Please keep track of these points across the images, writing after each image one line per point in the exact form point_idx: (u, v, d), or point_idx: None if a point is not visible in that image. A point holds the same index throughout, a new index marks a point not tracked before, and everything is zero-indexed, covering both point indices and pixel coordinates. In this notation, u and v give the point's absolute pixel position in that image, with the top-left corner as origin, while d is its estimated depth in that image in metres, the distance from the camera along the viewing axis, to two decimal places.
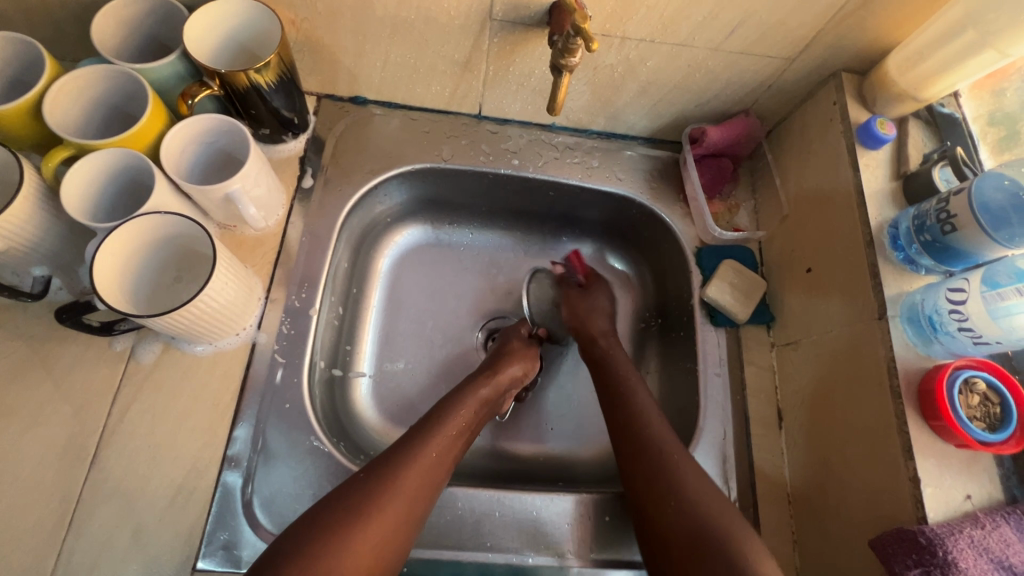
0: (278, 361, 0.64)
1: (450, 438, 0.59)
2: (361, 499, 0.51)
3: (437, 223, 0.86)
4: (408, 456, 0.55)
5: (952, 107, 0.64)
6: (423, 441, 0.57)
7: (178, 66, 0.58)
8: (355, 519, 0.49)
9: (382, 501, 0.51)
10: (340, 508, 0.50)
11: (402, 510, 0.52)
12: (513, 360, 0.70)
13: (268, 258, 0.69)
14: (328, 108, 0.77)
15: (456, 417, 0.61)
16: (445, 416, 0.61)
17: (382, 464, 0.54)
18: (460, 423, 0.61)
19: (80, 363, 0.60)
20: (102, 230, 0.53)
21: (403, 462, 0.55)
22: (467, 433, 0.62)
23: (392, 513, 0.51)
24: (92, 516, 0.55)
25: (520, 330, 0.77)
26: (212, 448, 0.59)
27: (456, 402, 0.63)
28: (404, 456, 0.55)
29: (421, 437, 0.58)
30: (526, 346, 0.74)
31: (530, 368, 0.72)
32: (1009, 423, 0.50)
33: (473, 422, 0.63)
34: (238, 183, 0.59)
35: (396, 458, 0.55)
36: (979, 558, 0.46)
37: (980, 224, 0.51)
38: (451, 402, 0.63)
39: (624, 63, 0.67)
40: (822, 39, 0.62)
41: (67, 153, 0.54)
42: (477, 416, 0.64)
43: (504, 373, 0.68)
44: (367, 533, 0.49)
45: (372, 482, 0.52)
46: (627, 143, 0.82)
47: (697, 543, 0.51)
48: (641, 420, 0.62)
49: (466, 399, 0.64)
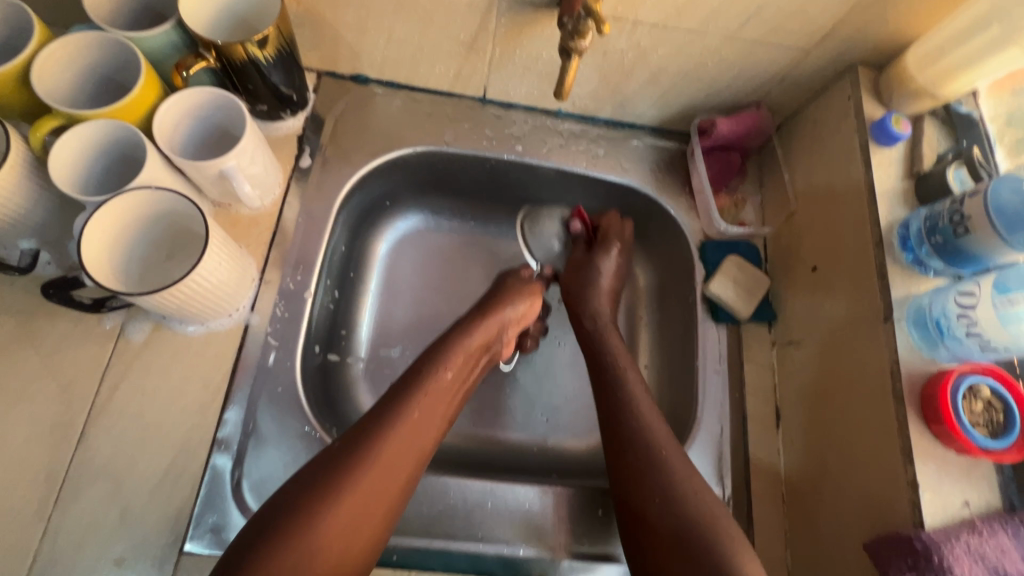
0: (272, 344, 0.63)
1: (437, 389, 0.58)
2: (347, 458, 0.50)
3: (436, 209, 0.84)
4: (396, 411, 0.55)
5: (971, 106, 0.61)
6: (403, 404, 0.55)
7: (173, 36, 0.56)
8: (342, 478, 0.49)
9: (371, 458, 0.51)
10: (320, 478, 0.49)
11: (395, 464, 0.52)
12: (504, 303, 0.68)
13: (262, 238, 0.67)
14: (328, 86, 0.75)
15: (441, 371, 0.59)
16: (433, 366, 0.59)
17: (370, 421, 0.54)
18: (447, 372, 0.60)
19: (68, 339, 0.59)
20: (92, 204, 0.52)
21: (390, 416, 0.54)
22: (458, 381, 0.61)
23: (382, 470, 0.51)
24: (79, 496, 0.54)
25: (521, 271, 0.74)
26: (202, 430, 0.58)
27: (444, 351, 0.61)
28: (384, 424, 0.53)
29: (408, 390, 0.57)
30: (525, 283, 0.72)
31: (526, 308, 0.70)
32: (1011, 430, 0.50)
33: (465, 369, 0.62)
34: (233, 159, 0.57)
35: (382, 413, 0.54)
36: (975, 565, 0.45)
37: (994, 227, 0.50)
38: (437, 352, 0.61)
39: (634, 48, 0.65)
40: (841, 30, 0.60)
41: (56, 123, 0.52)
42: (465, 368, 0.62)
43: (495, 316, 0.66)
44: (358, 491, 0.49)
45: (359, 439, 0.52)
46: (634, 132, 0.79)
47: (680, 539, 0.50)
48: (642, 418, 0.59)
49: (453, 347, 0.62)
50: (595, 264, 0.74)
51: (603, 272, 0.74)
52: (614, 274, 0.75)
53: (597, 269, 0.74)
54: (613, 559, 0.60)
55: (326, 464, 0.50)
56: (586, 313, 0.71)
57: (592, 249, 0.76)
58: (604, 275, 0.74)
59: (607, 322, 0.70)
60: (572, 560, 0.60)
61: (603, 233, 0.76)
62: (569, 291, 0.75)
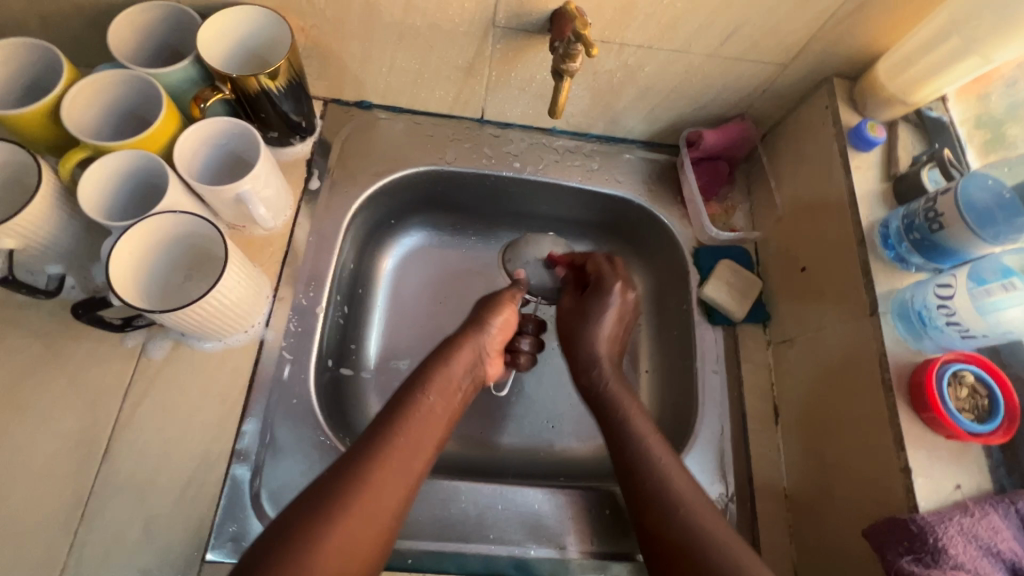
0: (286, 358, 0.66)
1: (421, 416, 0.59)
2: (341, 480, 0.52)
3: (439, 225, 0.87)
4: (380, 439, 0.56)
5: (940, 111, 0.66)
6: (387, 430, 0.57)
7: (191, 71, 0.60)
8: (334, 507, 0.50)
9: (363, 483, 0.52)
10: (310, 504, 0.50)
11: (381, 490, 0.53)
12: (481, 329, 0.68)
13: (275, 257, 0.70)
14: (334, 112, 0.79)
15: (423, 399, 0.60)
16: (417, 396, 0.60)
17: (356, 452, 0.55)
18: (428, 398, 0.61)
19: (93, 358, 0.62)
20: (117, 229, 0.55)
21: (378, 447, 0.55)
22: (448, 409, 0.62)
23: (371, 496, 0.52)
24: (104, 508, 0.56)
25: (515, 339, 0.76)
26: (221, 442, 0.61)
27: (424, 378, 0.62)
28: (370, 451, 0.54)
29: (394, 416, 0.58)
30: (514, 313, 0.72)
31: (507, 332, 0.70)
32: (996, 415, 0.52)
33: (445, 397, 0.62)
34: (248, 183, 0.60)
35: (368, 444, 0.55)
36: (969, 545, 0.47)
37: (966, 223, 0.53)
38: (419, 379, 0.62)
39: (622, 68, 0.69)
40: (815, 45, 0.64)
41: (84, 155, 0.56)
42: (447, 393, 0.63)
43: (473, 341, 0.67)
44: (350, 522, 0.50)
45: (348, 465, 0.53)
46: (625, 146, 0.83)
47: (687, 551, 0.53)
48: (646, 450, 0.60)
49: (434, 375, 0.63)
50: (594, 310, 0.72)
51: (603, 317, 0.72)
52: (616, 319, 0.73)
53: (602, 313, 0.72)
54: (624, 558, 0.62)
55: (320, 490, 0.51)
56: (581, 355, 0.71)
57: (588, 293, 0.74)
58: (605, 319, 0.72)
59: (606, 372, 0.70)
60: (584, 559, 0.61)
61: (598, 277, 0.74)
62: (566, 335, 0.74)
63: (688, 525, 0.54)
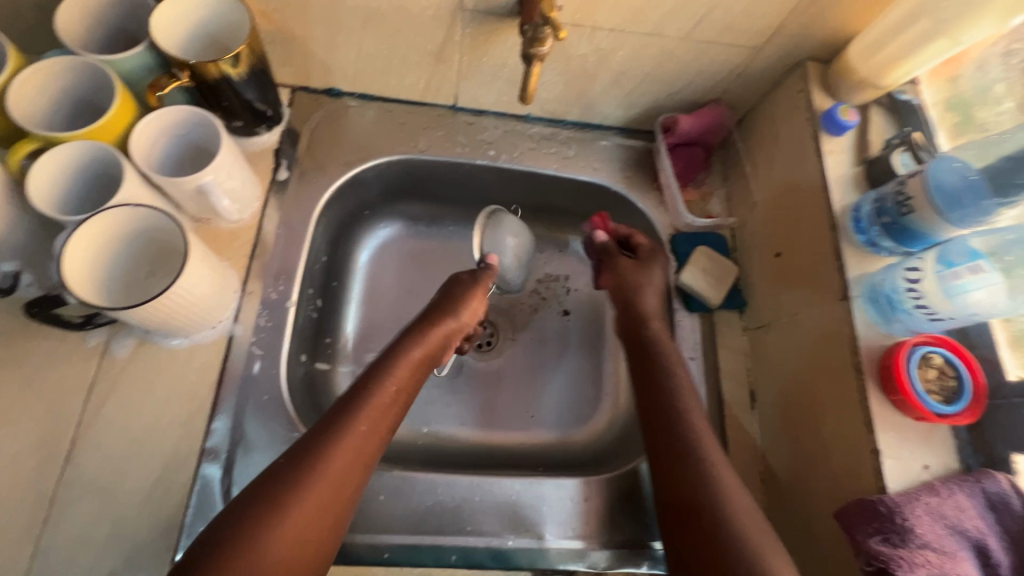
0: (256, 353, 0.65)
1: (385, 399, 0.56)
2: (298, 467, 0.49)
3: (415, 215, 0.86)
4: (341, 422, 0.53)
5: (911, 94, 0.65)
6: (350, 413, 0.54)
7: (146, 57, 0.58)
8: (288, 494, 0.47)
9: (321, 469, 0.49)
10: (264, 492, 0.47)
11: (340, 477, 0.50)
12: (445, 315, 0.65)
13: (243, 251, 0.68)
14: (302, 101, 0.77)
15: (387, 381, 0.57)
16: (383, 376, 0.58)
17: (315, 436, 0.51)
18: (393, 382, 0.58)
19: (53, 358, 0.60)
20: (72, 223, 0.53)
21: (339, 429, 0.52)
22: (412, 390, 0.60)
23: (328, 482, 0.49)
24: (69, 512, 0.55)
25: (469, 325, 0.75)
26: (190, 441, 0.59)
27: (387, 362, 0.59)
28: (328, 436, 0.51)
29: (356, 399, 0.55)
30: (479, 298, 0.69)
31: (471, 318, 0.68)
32: (963, 396, 0.53)
33: (409, 382, 0.60)
34: (210, 174, 0.58)
35: (327, 428, 0.52)
36: (935, 524, 0.48)
37: (934, 207, 0.53)
38: (382, 362, 0.59)
39: (595, 52, 0.67)
40: (787, 27, 0.64)
41: (33, 147, 0.54)
42: (413, 377, 0.60)
43: (438, 328, 0.64)
44: (306, 508, 0.47)
45: (308, 451, 0.50)
46: (602, 133, 0.82)
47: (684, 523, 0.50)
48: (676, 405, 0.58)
49: (399, 358, 0.60)
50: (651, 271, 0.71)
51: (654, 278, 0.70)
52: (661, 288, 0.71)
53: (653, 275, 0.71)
54: (604, 545, 0.62)
55: (275, 476, 0.48)
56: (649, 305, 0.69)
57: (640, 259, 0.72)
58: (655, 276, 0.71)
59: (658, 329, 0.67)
60: (562, 547, 0.62)
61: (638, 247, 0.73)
62: (623, 294, 0.71)
63: (707, 463, 0.53)
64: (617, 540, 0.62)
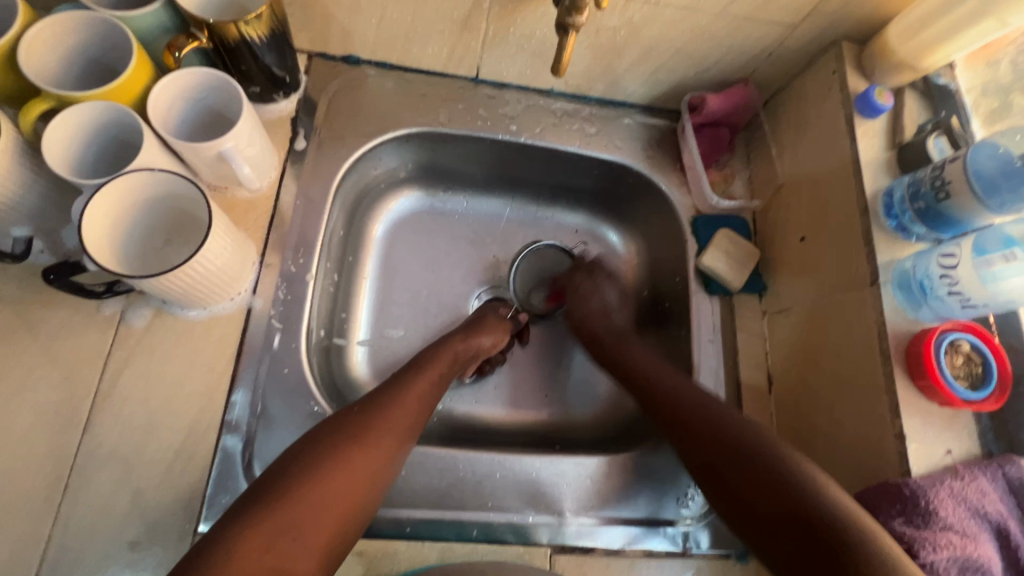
0: (275, 326, 0.64)
1: (431, 382, 0.61)
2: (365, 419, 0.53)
3: (433, 190, 0.84)
4: (398, 391, 0.58)
5: (948, 78, 0.65)
6: (403, 386, 0.58)
7: (163, 15, 0.55)
8: (350, 440, 0.51)
9: (378, 425, 0.53)
10: (329, 436, 0.51)
11: (390, 435, 0.53)
12: (480, 331, 0.70)
13: (261, 222, 0.67)
14: (319, 68, 0.74)
15: (433, 366, 0.63)
16: (425, 363, 0.63)
17: (371, 398, 0.56)
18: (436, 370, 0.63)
19: (67, 327, 0.58)
20: (89, 186, 0.51)
21: (394, 397, 0.57)
22: (445, 381, 0.64)
23: (382, 438, 0.53)
24: (89, 481, 0.54)
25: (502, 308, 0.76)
26: (210, 413, 0.59)
27: (434, 354, 0.65)
28: (385, 401, 0.56)
29: (410, 376, 0.60)
30: (501, 322, 0.74)
31: (495, 341, 0.71)
32: (989, 382, 0.53)
33: (448, 373, 0.65)
34: (231, 140, 0.56)
35: (382, 394, 0.57)
36: (958, 506, 0.48)
37: (972, 191, 0.53)
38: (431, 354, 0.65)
39: (626, 25, 0.66)
40: (826, 7, 0.62)
41: (45, 106, 0.51)
42: (451, 369, 0.66)
43: (472, 341, 0.69)
44: (360, 456, 0.50)
45: (372, 408, 0.54)
46: (624, 110, 0.81)
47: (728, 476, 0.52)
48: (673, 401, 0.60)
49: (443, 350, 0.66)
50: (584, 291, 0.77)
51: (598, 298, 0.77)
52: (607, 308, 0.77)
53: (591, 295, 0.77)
54: (621, 522, 0.62)
55: (343, 423, 0.52)
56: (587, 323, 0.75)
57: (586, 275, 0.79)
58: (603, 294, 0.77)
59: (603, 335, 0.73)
60: (581, 523, 0.62)
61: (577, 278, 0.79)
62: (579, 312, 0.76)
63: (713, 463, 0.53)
64: (635, 517, 0.63)
